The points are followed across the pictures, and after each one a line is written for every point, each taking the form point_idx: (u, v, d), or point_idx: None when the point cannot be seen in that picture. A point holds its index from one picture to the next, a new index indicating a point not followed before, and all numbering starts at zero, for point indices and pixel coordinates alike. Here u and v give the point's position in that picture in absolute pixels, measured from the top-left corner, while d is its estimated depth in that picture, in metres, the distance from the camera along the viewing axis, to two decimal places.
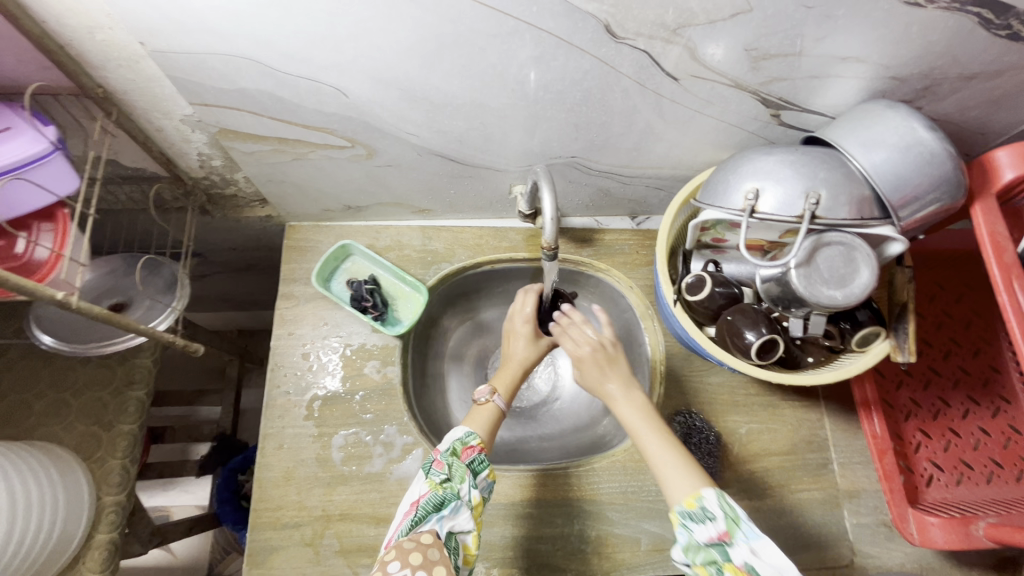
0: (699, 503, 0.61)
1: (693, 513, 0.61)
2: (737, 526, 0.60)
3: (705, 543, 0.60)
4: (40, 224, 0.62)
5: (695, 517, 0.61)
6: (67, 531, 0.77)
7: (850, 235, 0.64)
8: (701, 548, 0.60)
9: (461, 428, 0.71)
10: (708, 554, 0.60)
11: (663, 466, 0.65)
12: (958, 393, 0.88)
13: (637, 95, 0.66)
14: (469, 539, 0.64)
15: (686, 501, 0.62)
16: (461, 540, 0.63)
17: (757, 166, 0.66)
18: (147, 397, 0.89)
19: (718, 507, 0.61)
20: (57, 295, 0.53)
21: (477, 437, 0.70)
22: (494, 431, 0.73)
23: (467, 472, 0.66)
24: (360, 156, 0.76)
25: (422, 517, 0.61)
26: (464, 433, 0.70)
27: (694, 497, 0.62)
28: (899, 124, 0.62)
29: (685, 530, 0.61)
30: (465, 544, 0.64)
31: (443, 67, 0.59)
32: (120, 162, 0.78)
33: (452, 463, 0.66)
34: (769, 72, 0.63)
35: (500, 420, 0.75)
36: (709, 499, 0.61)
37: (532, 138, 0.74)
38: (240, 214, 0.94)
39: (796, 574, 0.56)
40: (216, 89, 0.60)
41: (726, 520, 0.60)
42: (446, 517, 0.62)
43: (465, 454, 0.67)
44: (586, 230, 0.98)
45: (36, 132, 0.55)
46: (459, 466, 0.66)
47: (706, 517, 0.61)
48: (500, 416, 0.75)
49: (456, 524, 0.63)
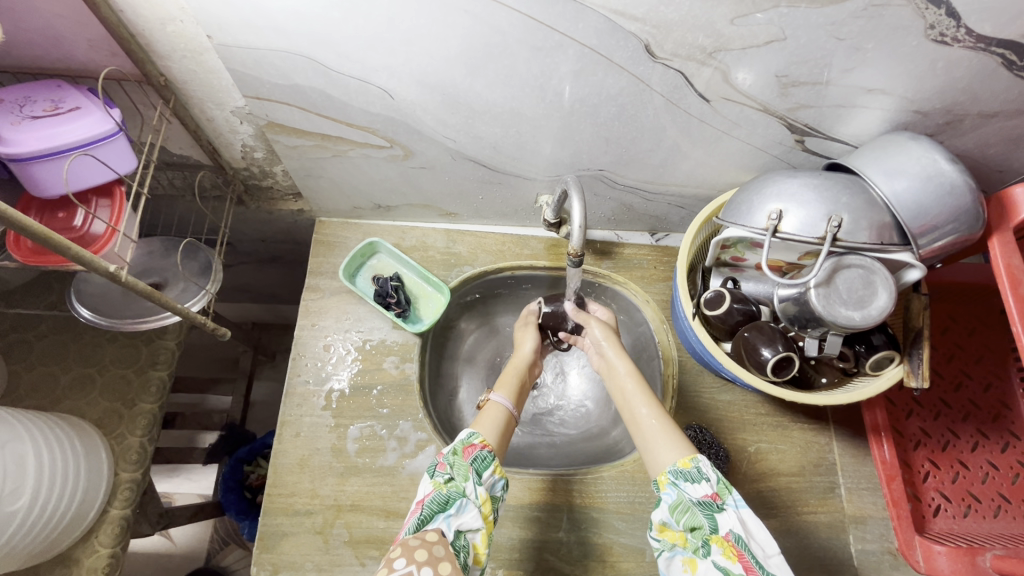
0: (695, 464, 0.64)
1: (688, 472, 0.63)
2: (728, 492, 0.62)
3: (696, 504, 0.61)
4: (98, 200, 0.67)
5: (688, 476, 0.63)
6: (86, 503, 0.79)
7: (870, 259, 0.66)
8: (690, 509, 0.61)
9: (466, 427, 0.69)
10: (695, 518, 0.61)
11: (650, 439, 0.69)
12: (967, 426, 0.89)
13: (667, 114, 0.69)
14: (479, 537, 0.62)
15: (681, 463, 0.64)
16: (470, 538, 0.62)
17: (781, 188, 0.68)
18: (169, 378, 0.92)
19: (712, 472, 0.63)
20: (111, 269, 0.56)
21: (480, 436, 0.69)
22: (504, 438, 0.71)
23: (471, 470, 0.64)
24: (398, 156, 0.79)
25: (427, 517, 0.61)
26: (467, 432, 0.69)
27: (689, 459, 0.65)
28: (921, 155, 0.64)
29: (676, 489, 0.62)
30: (474, 543, 0.62)
31: (487, 76, 0.62)
32: (167, 149, 0.82)
33: (454, 462, 0.65)
34: (797, 99, 0.66)
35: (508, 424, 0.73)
36: (704, 463, 0.64)
37: (564, 149, 0.77)
38: (273, 206, 0.97)
39: (773, 546, 0.60)
40: (271, 84, 0.63)
41: (719, 484, 0.62)
42: (453, 516, 0.62)
43: (467, 452, 0.66)
44: (606, 243, 1.01)
45: (104, 113, 0.60)
46: (461, 464, 0.65)
47: (701, 477, 0.63)
48: (511, 419, 0.74)
49: (463, 523, 0.62)
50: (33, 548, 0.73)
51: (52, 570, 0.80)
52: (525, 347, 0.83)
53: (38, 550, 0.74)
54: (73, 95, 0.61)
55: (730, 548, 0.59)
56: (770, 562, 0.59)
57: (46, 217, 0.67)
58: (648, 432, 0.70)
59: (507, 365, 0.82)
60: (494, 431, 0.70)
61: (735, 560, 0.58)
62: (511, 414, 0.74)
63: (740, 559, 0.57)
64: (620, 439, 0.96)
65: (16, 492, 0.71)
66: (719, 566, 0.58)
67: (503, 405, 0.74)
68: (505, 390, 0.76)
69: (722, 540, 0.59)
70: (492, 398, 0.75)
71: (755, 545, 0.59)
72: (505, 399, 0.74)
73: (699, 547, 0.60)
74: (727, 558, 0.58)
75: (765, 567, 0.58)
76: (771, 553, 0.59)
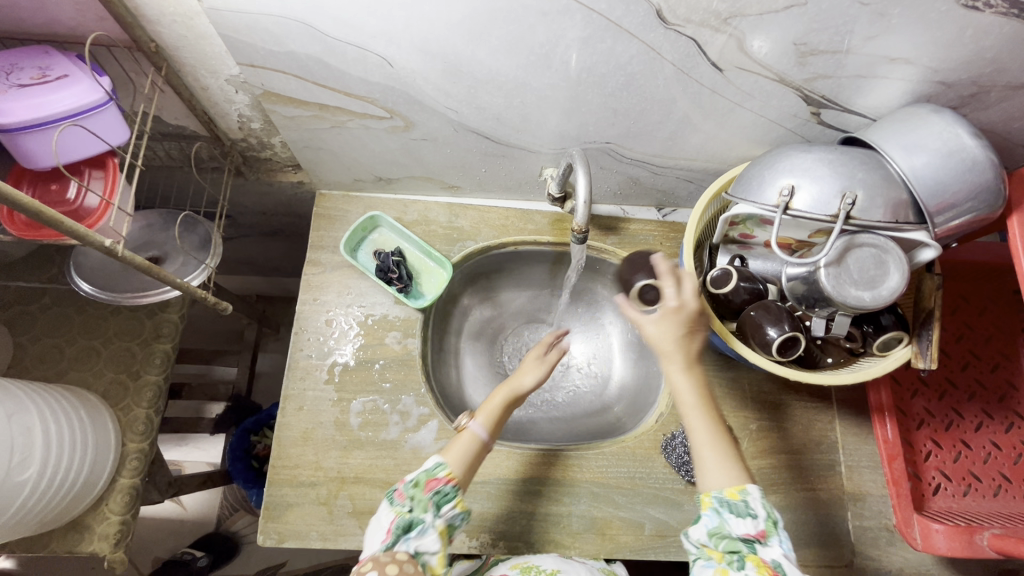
0: (743, 496, 0.59)
1: (734, 503, 0.59)
2: (775, 529, 0.59)
3: (737, 534, 0.59)
4: (92, 171, 0.66)
5: (735, 508, 0.59)
6: (95, 473, 0.81)
7: (884, 239, 0.64)
8: (729, 536, 0.59)
9: (432, 458, 0.67)
10: (733, 543, 0.59)
11: (702, 459, 0.62)
12: (972, 406, 0.89)
13: (678, 84, 0.66)
14: (435, 561, 0.62)
15: (727, 492, 0.60)
16: (428, 562, 0.62)
17: (794, 163, 0.65)
18: (173, 350, 0.92)
19: (761, 507, 0.59)
20: (106, 243, 0.55)
21: (446, 468, 0.66)
22: (471, 467, 0.69)
23: (430, 503, 0.64)
24: (398, 127, 0.76)
25: (390, 543, 0.61)
26: (433, 463, 0.67)
27: (737, 490, 0.60)
28: (942, 129, 0.62)
29: (718, 516, 0.60)
30: (431, 565, 0.62)
31: (491, 43, 0.60)
32: (163, 118, 0.80)
33: (415, 494, 0.64)
34: (815, 69, 0.63)
35: (481, 451, 0.70)
36: (754, 495, 0.59)
37: (569, 121, 0.74)
38: (273, 178, 0.96)
39: None
40: (266, 51, 0.61)
41: (767, 521, 0.59)
42: (413, 538, 0.62)
43: (429, 486, 0.65)
44: (612, 218, 0.99)
45: (92, 81, 0.58)
46: (421, 497, 0.64)
47: (747, 513, 0.59)
48: (483, 450, 0.70)
49: (422, 545, 0.62)
50: (44, 517, 0.75)
51: (66, 535, 0.82)
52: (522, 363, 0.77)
53: (50, 517, 0.76)
54: (60, 62, 0.59)
55: (769, 573, 0.57)
56: None
57: (39, 190, 0.66)
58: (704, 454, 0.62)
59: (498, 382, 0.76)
60: (461, 462, 0.68)
61: None
62: (484, 444, 0.70)
63: None
64: (621, 416, 0.98)
65: (25, 462, 0.70)
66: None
67: (477, 434, 0.70)
68: (484, 417, 0.72)
69: (762, 562, 0.57)
70: (470, 424, 0.71)
71: None
72: (482, 428, 0.70)
73: (734, 561, 0.58)
74: None
75: None
76: None
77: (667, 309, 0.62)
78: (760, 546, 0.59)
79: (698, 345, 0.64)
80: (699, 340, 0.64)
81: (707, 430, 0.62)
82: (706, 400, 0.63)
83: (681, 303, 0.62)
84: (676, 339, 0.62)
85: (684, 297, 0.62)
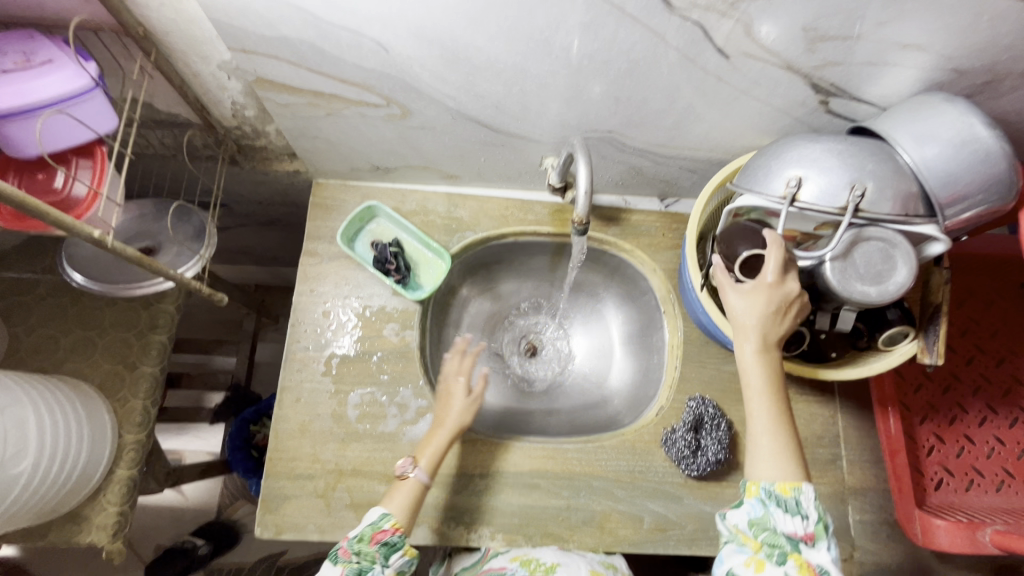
0: (795, 494, 0.59)
1: (786, 500, 0.59)
2: (821, 533, 0.59)
3: (783, 530, 0.59)
4: (79, 160, 0.64)
5: (786, 504, 0.59)
6: (91, 464, 0.80)
7: (892, 231, 0.62)
8: (772, 529, 0.59)
9: (377, 510, 0.72)
10: (775, 537, 0.59)
11: (757, 444, 0.62)
12: (976, 401, 0.88)
13: (682, 71, 0.64)
14: None
15: (779, 486, 0.59)
16: None
17: (802, 154, 0.64)
18: (169, 341, 0.91)
19: (813, 510, 0.59)
20: (94, 233, 0.53)
21: (391, 518, 0.71)
22: (415, 510, 0.73)
23: (378, 555, 0.68)
24: (395, 116, 0.75)
25: None
26: (378, 515, 0.71)
27: (791, 486, 0.59)
28: (955, 119, 0.60)
29: (765, 506, 0.59)
30: None
31: (490, 28, 0.58)
32: (154, 105, 0.78)
33: (361, 549, 0.68)
34: (825, 56, 0.61)
35: (424, 493, 0.74)
36: (808, 496, 0.59)
37: (570, 110, 0.73)
38: (268, 167, 0.94)
39: None
40: (258, 36, 0.59)
41: (816, 524, 0.59)
42: None
43: (375, 538, 0.69)
44: (614, 209, 0.97)
45: (78, 67, 0.56)
46: (368, 551, 0.68)
47: (798, 512, 0.59)
48: (426, 491, 0.75)
49: None
50: (41, 509, 0.74)
51: (63, 526, 0.81)
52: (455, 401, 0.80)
53: (48, 509, 0.76)
54: (45, 47, 0.57)
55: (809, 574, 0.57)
56: None
57: (24, 179, 0.64)
58: (759, 438, 0.62)
59: (436, 422, 0.79)
60: (404, 508, 0.72)
61: None
62: (425, 487, 0.74)
63: None
64: (621, 410, 0.97)
65: (19, 455, 0.70)
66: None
67: (419, 480, 0.74)
68: (426, 460, 0.75)
69: (802, 561, 0.58)
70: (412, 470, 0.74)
71: None
72: (423, 473, 0.74)
73: (773, 554, 0.58)
74: None
75: None
76: None
77: (763, 283, 0.64)
78: (805, 547, 0.59)
79: (782, 329, 0.65)
80: (787, 324, 0.65)
81: (769, 417, 0.62)
82: (776, 387, 0.64)
83: (779, 280, 0.63)
84: (761, 314, 0.64)
85: (786, 279, 0.64)
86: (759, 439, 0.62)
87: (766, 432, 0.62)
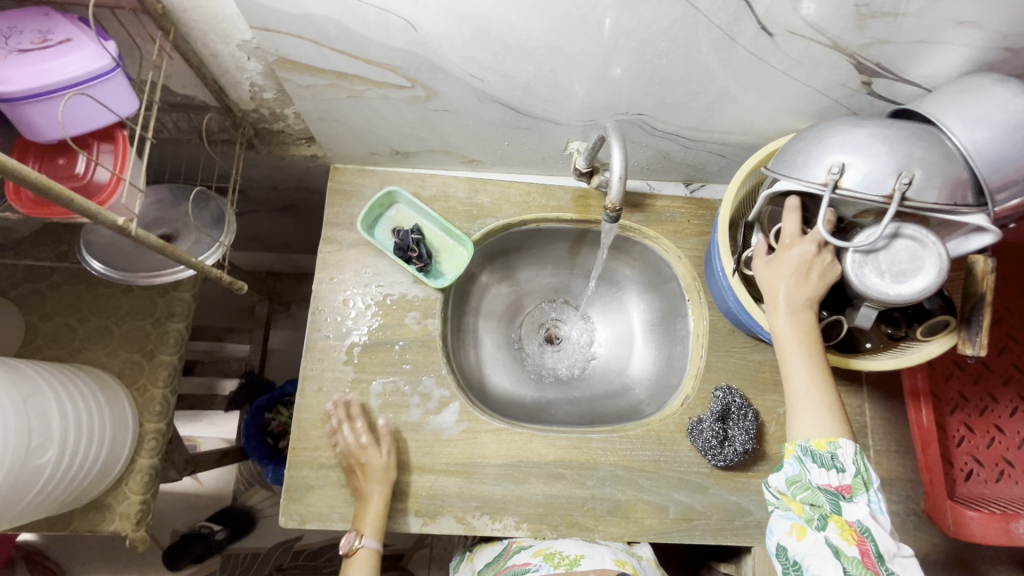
0: (831, 448, 0.57)
1: (820, 454, 0.58)
2: (862, 487, 0.57)
3: (819, 485, 0.57)
4: (100, 145, 0.63)
5: (820, 458, 0.58)
6: (113, 453, 0.80)
7: (925, 231, 0.61)
8: (811, 487, 0.58)
9: None
10: (815, 496, 0.57)
11: (795, 405, 0.61)
12: (1008, 391, 0.86)
13: (722, 51, 0.62)
14: None
15: (814, 441, 0.58)
16: None
17: (846, 139, 0.61)
18: (187, 329, 0.90)
19: (851, 463, 0.57)
20: (118, 220, 0.51)
21: None
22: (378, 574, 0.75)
23: None
24: (419, 98, 0.72)
25: None
26: None
27: (826, 440, 0.58)
28: (1009, 100, 0.57)
29: (800, 464, 0.58)
30: None
31: (524, 5, 0.55)
32: (171, 88, 0.76)
33: None
34: (873, 33, 0.58)
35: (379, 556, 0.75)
36: (846, 450, 0.57)
37: (601, 91, 0.70)
38: (285, 151, 0.92)
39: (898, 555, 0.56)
40: (282, 13, 0.56)
41: (855, 477, 0.57)
42: None
43: None
44: (638, 194, 0.94)
45: (97, 46, 0.54)
46: None
47: (833, 465, 0.57)
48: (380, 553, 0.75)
49: None
50: (64, 499, 0.74)
51: (86, 514, 0.81)
52: (371, 468, 0.77)
53: (71, 498, 0.75)
54: (62, 25, 0.55)
55: (851, 534, 0.55)
56: (894, 561, 0.55)
57: (44, 164, 0.63)
58: (796, 398, 0.61)
59: (364, 493, 0.77)
60: None
61: (852, 544, 0.55)
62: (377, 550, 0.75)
63: (859, 545, 0.55)
64: (643, 399, 0.95)
65: (44, 445, 0.68)
66: (831, 544, 0.55)
67: (368, 549, 0.74)
68: (369, 529, 0.75)
69: (843, 522, 0.56)
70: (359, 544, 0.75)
71: (884, 541, 0.55)
72: (368, 544, 0.74)
73: (814, 518, 0.57)
74: (844, 539, 0.55)
75: (885, 563, 0.54)
76: (898, 554, 0.55)
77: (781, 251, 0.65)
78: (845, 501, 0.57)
79: (810, 291, 0.63)
80: (815, 286, 0.63)
81: (806, 375, 0.61)
82: (811, 345, 0.62)
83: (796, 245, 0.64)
84: (783, 277, 0.64)
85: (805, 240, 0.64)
86: (797, 399, 0.61)
87: (805, 390, 0.61)
